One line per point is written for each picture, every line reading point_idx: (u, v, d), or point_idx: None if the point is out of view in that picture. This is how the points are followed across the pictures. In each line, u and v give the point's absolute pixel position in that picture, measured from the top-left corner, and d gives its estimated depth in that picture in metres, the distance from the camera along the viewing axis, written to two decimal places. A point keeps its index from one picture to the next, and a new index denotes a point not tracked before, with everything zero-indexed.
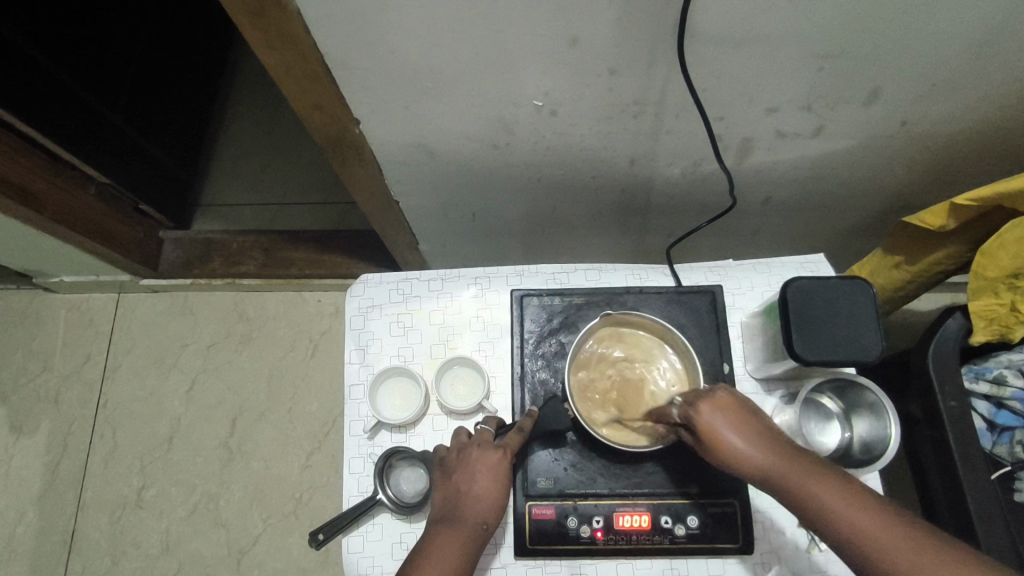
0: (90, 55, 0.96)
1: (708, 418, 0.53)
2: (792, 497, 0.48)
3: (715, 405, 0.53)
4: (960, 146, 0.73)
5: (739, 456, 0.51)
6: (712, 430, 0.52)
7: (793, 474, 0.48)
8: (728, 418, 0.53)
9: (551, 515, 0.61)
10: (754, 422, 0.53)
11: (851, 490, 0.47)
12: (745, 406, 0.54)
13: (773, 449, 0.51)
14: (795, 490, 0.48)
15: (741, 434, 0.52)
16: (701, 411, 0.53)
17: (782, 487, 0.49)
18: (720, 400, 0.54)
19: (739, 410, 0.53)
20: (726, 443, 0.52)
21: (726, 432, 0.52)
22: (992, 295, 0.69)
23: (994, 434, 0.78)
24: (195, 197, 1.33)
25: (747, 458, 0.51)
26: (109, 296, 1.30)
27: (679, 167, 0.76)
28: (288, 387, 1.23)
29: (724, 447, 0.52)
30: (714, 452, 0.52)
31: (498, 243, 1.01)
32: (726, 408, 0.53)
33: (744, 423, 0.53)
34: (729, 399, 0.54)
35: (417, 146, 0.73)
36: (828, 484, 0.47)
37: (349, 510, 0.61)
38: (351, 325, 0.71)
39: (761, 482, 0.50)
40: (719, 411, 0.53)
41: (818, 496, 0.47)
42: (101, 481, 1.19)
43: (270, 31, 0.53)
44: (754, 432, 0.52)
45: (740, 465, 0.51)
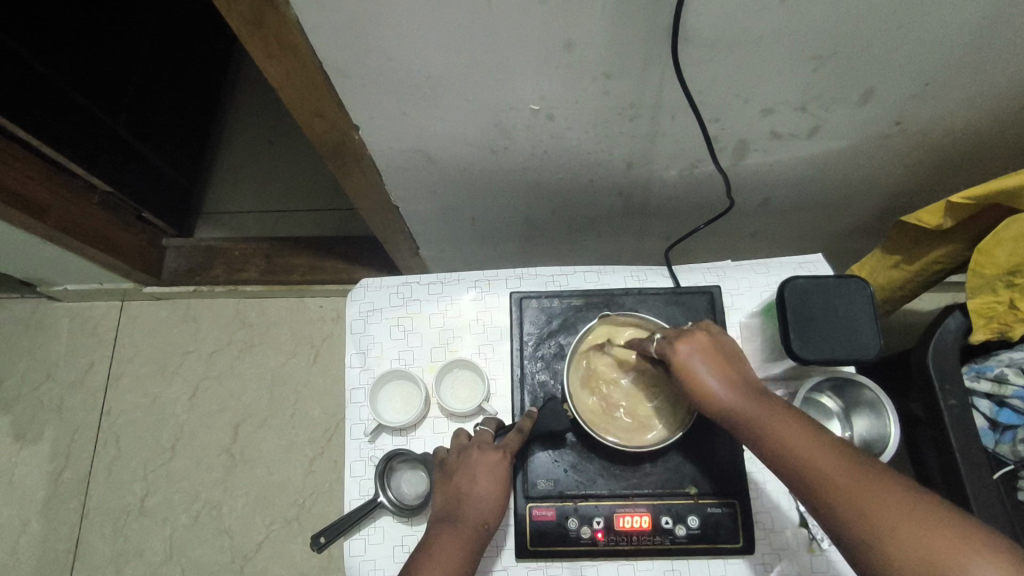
0: (91, 64, 0.97)
1: (685, 357, 0.54)
2: (759, 435, 0.49)
3: (693, 344, 0.54)
4: (955, 145, 0.73)
5: (711, 394, 0.52)
6: (686, 368, 0.53)
7: (759, 412, 0.50)
8: (703, 358, 0.53)
9: (552, 516, 0.61)
10: (728, 362, 0.54)
11: (810, 431, 0.47)
12: (726, 348, 0.55)
13: (742, 389, 0.52)
14: (761, 427, 0.49)
15: (716, 375, 0.52)
16: (680, 349, 0.54)
17: (746, 423, 0.50)
18: (698, 340, 0.54)
19: (717, 351, 0.54)
20: (700, 381, 0.53)
21: (701, 372, 0.53)
22: (990, 293, 0.69)
23: (997, 433, 0.78)
24: (197, 206, 1.34)
25: (716, 397, 0.52)
26: (112, 305, 1.31)
27: (676, 169, 0.77)
28: (290, 393, 1.23)
29: (696, 384, 0.53)
30: (688, 390, 0.54)
31: (498, 247, 1.02)
32: (704, 348, 0.54)
33: (719, 364, 0.53)
34: (710, 339, 0.55)
35: (415, 152, 0.73)
36: (789, 424, 0.48)
37: (351, 513, 0.61)
38: (351, 328, 0.71)
39: (726, 417, 0.52)
40: (697, 351, 0.54)
41: (779, 435, 0.48)
42: (105, 489, 1.19)
43: (268, 40, 0.54)
44: (729, 373, 0.53)
45: (712, 403, 0.52)
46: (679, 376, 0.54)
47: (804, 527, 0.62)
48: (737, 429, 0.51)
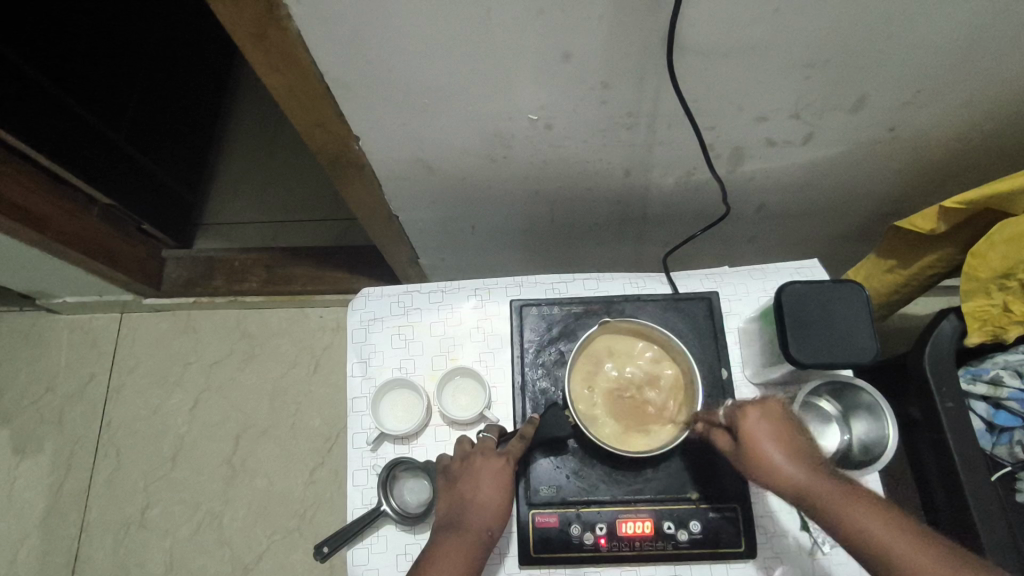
0: (92, 78, 0.97)
1: (755, 431, 0.56)
2: (833, 516, 0.51)
3: (763, 418, 0.57)
4: (948, 150, 0.74)
5: (779, 468, 0.54)
6: (755, 441, 0.55)
7: (832, 492, 0.52)
8: (771, 431, 0.56)
9: (555, 523, 0.62)
10: (797, 439, 0.56)
11: (881, 509, 0.51)
12: (791, 422, 0.57)
13: (815, 467, 0.54)
14: (835, 508, 0.52)
15: (783, 449, 0.55)
16: (749, 420, 0.56)
17: (823, 504, 0.52)
18: (766, 413, 0.57)
19: (781, 425, 0.57)
20: (768, 455, 0.55)
21: (770, 447, 0.55)
22: (984, 296, 0.70)
23: (993, 435, 0.78)
24: (197, 217, 1.34)
25: (787, 472, 0.54)
26: (112, 316, 1.31)
27: (674, 176, 0.78)
28: (291, 402, 1.23)
29: (764, 460, 0.55)
30: (752, 462, 0.55)
31: (497, 256, 1.03)
32: (772, 421, 0.57)
33: (784, 437, 0.56)
34: (776, 412, 0.57)
35: (415, 162, 0.74)
36: (863, 502, 0.51)
37: (354, 522, 0.62)
38: (352, 338, 0.72)
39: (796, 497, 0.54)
40: (765, 425, 0.56)
41: (856, 512, 0.51)
42: (105, 501, 1.19)
43: (272, 53, 0.55)
44: (795, 448, 0.55)
45: (779, 479, 0.54)
46: (746, 449, 0.56)
47: (806, 530, 0.62)
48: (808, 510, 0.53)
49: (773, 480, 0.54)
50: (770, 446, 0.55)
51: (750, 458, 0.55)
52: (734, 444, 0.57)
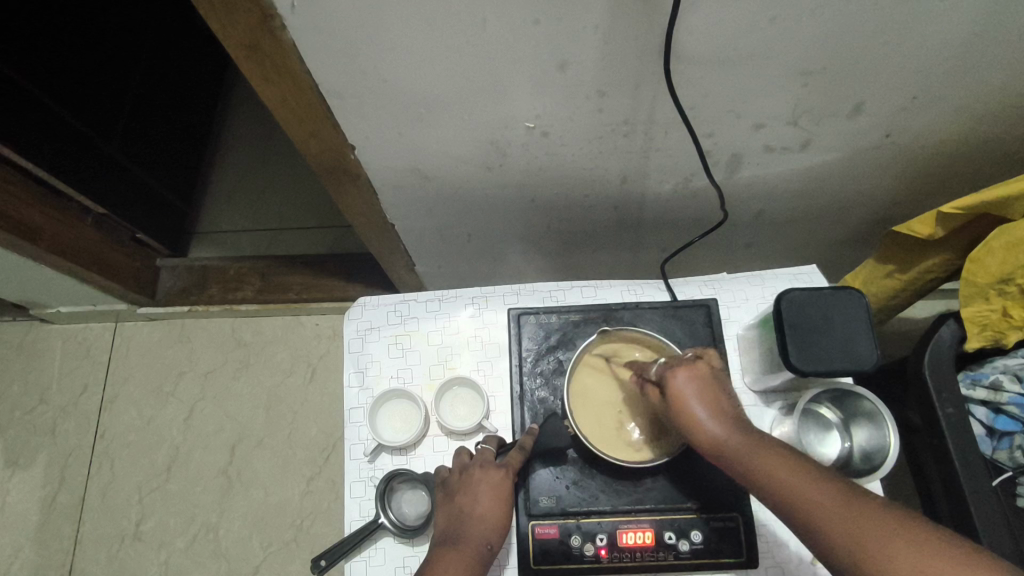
0: (85, 88, 0.97)
1: (681, 390, 0.55)
2: (749, 469, 0.50)
3: (690, 375, 0.55)
4: (944, 156, 0.74)
5: (702, 428, 0.53)
6: (682, 402, 0.54)
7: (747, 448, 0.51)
8: (700, 391, 0.54)
9: (555, 534, 0.61)
10: (721, 396, 0.55)
11: (795, 462, 0.49)
12: (714, 380, 0.56)
13: (732, 424, 0.53)
14: (751, 463, 0.50)
15: (707, 406, 0.54)
16: (673, 378, 0.55)
17: (740, 458, 0.51)
18: (696, 372, 0.55)
19: (710, 386, 0.55)
20: (694, 416, 0.53)
21: (695, 408, 0.54)
22: (983, 301, 0.70)
23: (994, 440, 0.78)
24: (191, 226, 1.33)
25: (709, 433, 0.53)
26: (107, 326, 1.30)
27: (671, 183, 0.78)
28: (287, 412, 1.22)
29: (688, 416, 0.54)
30: (679, 421, 0.54)
31: (494, 263, 1.02)
32: (700, 380, 0.55)
33: (713, 398, 0.54)
34: (705, 372, 0.56)
35: (411, 171, 0.74)
36: (783, 459, 0.49)
37: (351, 536, 0.61)
38: (349, 347, 0.71)
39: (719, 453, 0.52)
40: (691, 384, 0.55)
41: (771, 468, 0.49)
42: (99, 513, 1.17)
43: (266, 65, 0.54)
44: (717, 406, 0.54)
45: (702, 435, 0.53)
46: (671, 406, 0.55)
47: None
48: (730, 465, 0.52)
49: (695, 437, 0.53)
50: (694, 404, 0.54)
51: (678, 419, 0.54)
52: (663, 400, 0.56)
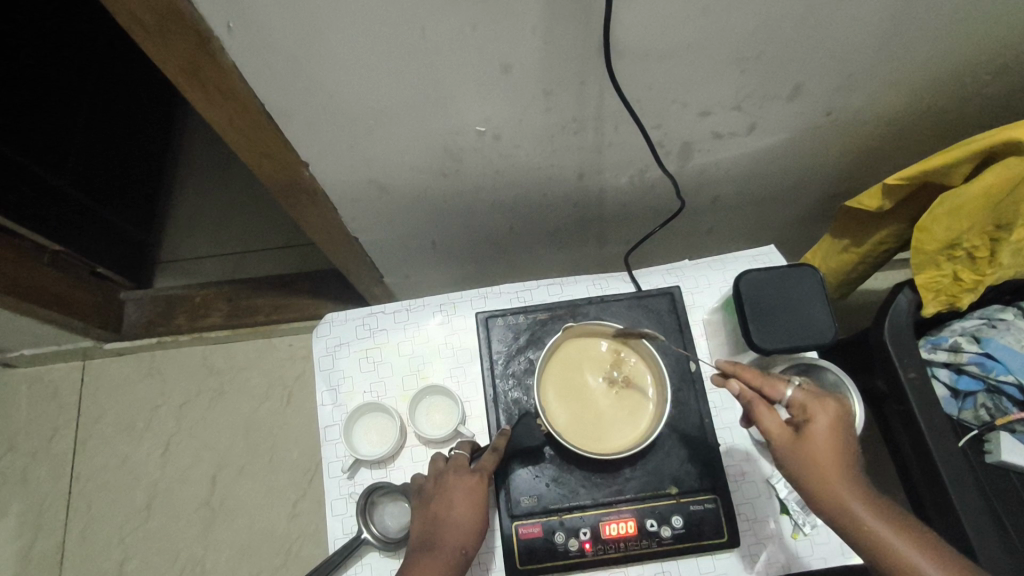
0: (31, 126, 0.95)
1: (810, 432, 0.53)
2: (868, 535, 0.50)
3: (826, 420, 0.53)
4: (886, 131, 0.77)
5: (837, 486, 0.51)
6: (810, 445, 0.52)
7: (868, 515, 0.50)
8: (833, 440, 0.53)
9: (539, 532, 0.61)
10: (847, 450, 0.53)
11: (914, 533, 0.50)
12: (842, 429, 0.54)
13: (855, 480, 0.52)
14: (872, 532, 0.50)
15: (837, 459, 0.52)
16: (815, 423, 0.53)
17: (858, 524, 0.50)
18: (830, 418, 0.54)
19: (844, 438, 0.53)
20: (822, 468, 0.52)
21: (830, 461, 0.52)
22: (935, 267, 0.72)
23: (959, 401, 0.83)
24: (154, 256, 1.31)
25: (845, 491, 0.51)
26: (73, 366, 1.27)
27: (627, 176, 0.79)
28: (267, 437, 1.21)
29: (815, 465, 0.52)
30: (803, 470, 0.52)
31: (461, 268, 1.02)
32: (832, 428, 0.53)
33: (842, 443, 0.53)
34: (836, 414, 0.54)
35: (368, 183, 0.73)
36: (903, 529, 0.50)
37: (334, 554, 0.61)
38: (319, 365, 0.71)
39: (841, 511, 0.51)
40: (825, 431, 0.53)
41: (896, 544, 0.49)
42: (80, 559, 1.14)
43: (208, 88, 0.54)
44: (846, 459, 0.52)
45: (826, 486, 0.51)
46: (799, 450, 0.53)
47: (787, 514, 0.63)
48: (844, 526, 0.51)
49: (819, 487, 0.52)
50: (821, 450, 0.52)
51: (803, 465, 0.52)
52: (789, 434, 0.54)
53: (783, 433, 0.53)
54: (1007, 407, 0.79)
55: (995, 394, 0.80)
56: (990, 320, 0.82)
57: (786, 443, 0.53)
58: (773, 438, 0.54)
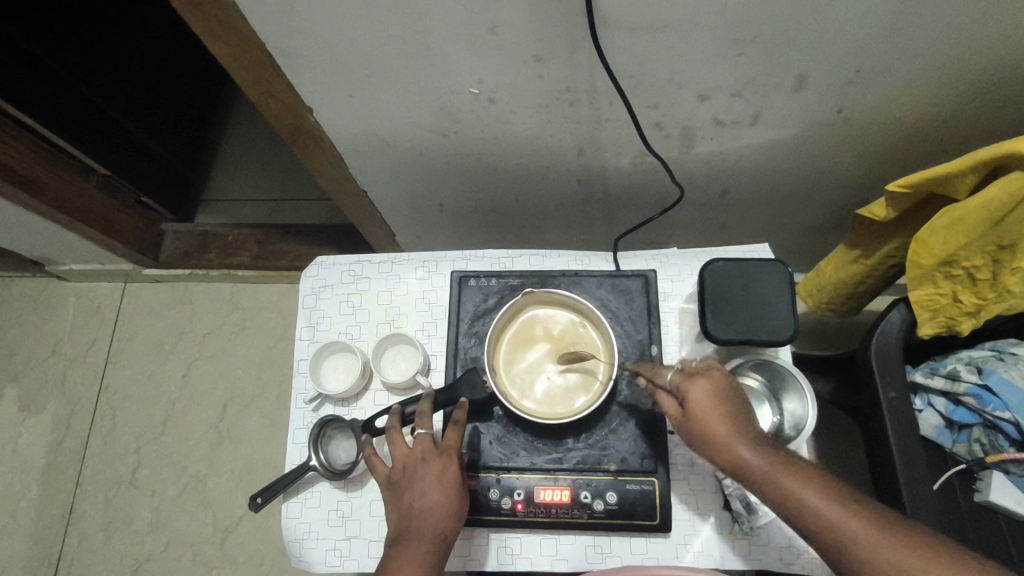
0: (92, 53, 1.02)
1: (698, 403, 0.55)
2: (765, 482, 0.51)
3: (708, 383, 0.56)
4: (906, 136, 0.73)
5: (732, 443, 0.53)
6: (699, 407, 0.55)
7: (766, 466, 0.52)
8: (718, 403, 0.55)
9: (475, 486, 0.63)
10: (737, 407, 0.55)
11: (812, 477, 0.51)
12: (725, 391, 0.56)
13: (749, 435, 0.54)
14: (769, 479, 0.51)
15: (725, 420, 0.54)
16: (697, 390, 0.55)
17: (753, 475, 0.52)
18: (713, 380, 0.56)
19: (726, 399, 0.55)
20: (713, 427, 0.54)
21: (721, 421, 0.54)
22: (931, 285, 0.68)
23: (954, 433, 0.79)
24: (198, 193, 1.40)
25: (737, 447, 0.53)
26: (116, 285, 1.38)
27: (628, 156, 0.78)
28: (277, 374, 1.28)
29: (709, 428, 0.54)
30: (698, 435, 0.55)
31: (469, 234, 1.05)
32: (718, 391, 0.56)
33: (730, 408, 0.55)
34: (721, 381, 0.57)
35: (370, 136, 0.76)
36: (800, 474, 0.51)
37: (283, 477, 0.65)
38: (303, 303, 0.75)
39: (739, 469, 0.53)
40: (709, 395, 0.55)
41: (793, 488, 0.51)
42: (100, 459, 1.26)
43: (210, 20, 0.57)
44: (736, 419, 0.54)
45: (719, 447, 0.54)
46: (691, 415, 0.55)
47: (727, 509, 0.64)
48: (746, 480, 0.53)
49: (714, 451, 0.54)
50: (714, 418, 0.54)
51: (695, 429, 0.55)
52: (678, 408, 0.57)
53: (673, 410, 0.58)
54: (1002, 445, 0.76)
55: (992, 429, 0.76)
56: (1000, 353, 0.77)
57: (677, 418, 0.57)
58: (669, 413, 0.58)
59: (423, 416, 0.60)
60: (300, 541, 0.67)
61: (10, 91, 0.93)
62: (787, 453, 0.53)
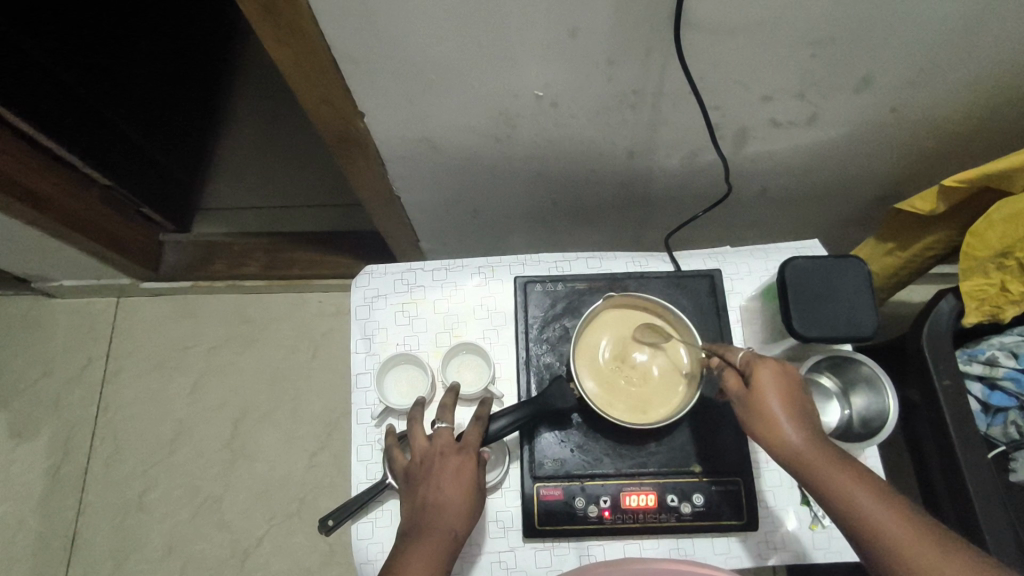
0: (98, 61, 0.98)
1: (766, 387, 0.52)
2: (820, 478, 0.49)
3: (774, 372, 0.53)
4: (948, 134, 0.75)
5: (789, 433, 0.50)
6: (763, 394, 0.52)
7: (826, 464, 0.49)
8: (783, 391, 0.52)
9: (559, 495, 0.62)
10: (801, 398, 0.52)
11: (873, 482, 0.49)
12: (790, 381, 0.53)
13: (808, 428, 0.51)
14: (825, 477, 0.49)
15: (788, 409, 0.51)
16: (762, 373, 0.53)
17: (808, 469, 0.50)
18: (780, 369, 0.53)
19: (791, 387, 0.53)
20: (773, 416, 0.51)
21: (782, 410, 0.51)
22: (982, 275, 0.71)
23: (989, 416, 0.82)
24: (195, 201, 1.34)
25: (795, 439, 0.50)
26: (110, 301, 1.31)
27: (677, 157, 0.78)
28: (291, 388, 1.23)
29: (765, 414, 0.51)
30: (755, 418, 0.52)
31: (498, 239, 1.03)
32: (786, 379, 0.53)
33: (795, 397, 0.52)
34: (790, 370, 0.54)
35: (421, 141, 0.74)
36: (860, 478, 0.49)
37: (357, 497, 0.62)
38: (356, 314, 0.72)
39: (792, 460, 0.50)
40: (775, 381, 0.52)
41: (852, 491, 0.48)
42: (104, 484, 1.19)
43: (280, 25, 0.54)
44: (799, 408, 0.52)
45: (778, 436, 0.51)
46: (749, 397, 0.53)
47: (807, 504, 0.64)
48: (796, 472, 0.51)
49: (771, 436, 0.51)
50: (776, 403, 0.52)
51: (754, 412, 0.52)
52: (738, 387, 0.54)
53: (734, 389, 0.54)
54: None
55: None
56: None
57: (736, 398, 0.54)
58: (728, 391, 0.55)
59: (446, 411, 0.61)
60: (373, 562, 0.64)
61: (24, 104, 0.88)
62: (845, 453, 0.51)
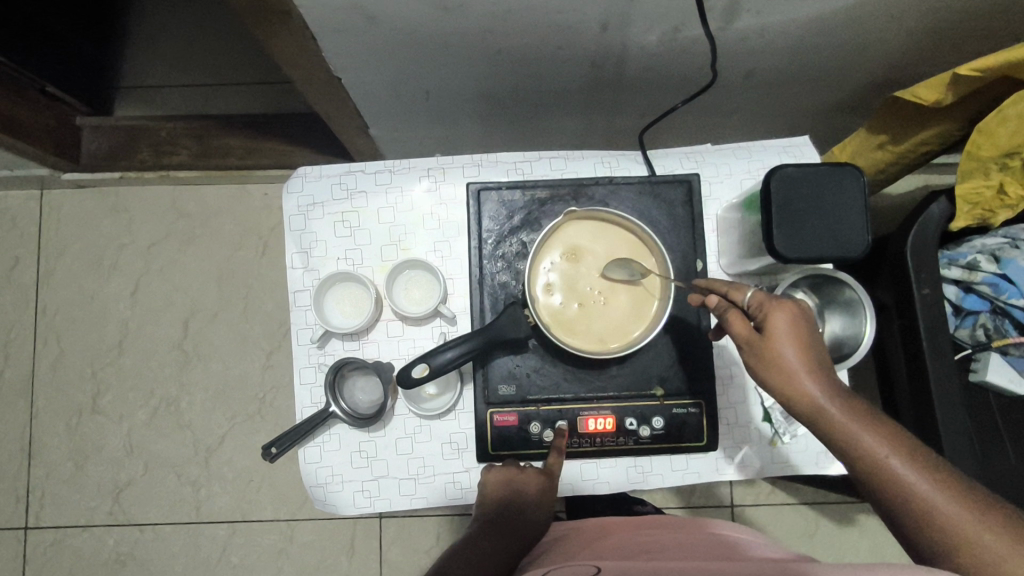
0: None
1: (781, 334, 0.47)
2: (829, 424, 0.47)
3: (792, 317, 0.47)
4: (971, 7, 0.65)
5: (803, 384, 0.47)
6: (776, 341, 0.47)
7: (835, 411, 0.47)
8: (798, 339, 0.47)
9: (514, 421, 0.60)
10: (814, 343, 0.48)
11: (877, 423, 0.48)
12: (806, 327, 0.48)
13: (822, 375, 0.47)
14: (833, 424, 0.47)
15: (804, 358, 0.47)
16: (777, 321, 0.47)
17: (818, 414, 0.47)
18: (796, 313, 0.48)
19: (807, 332, 0.48)
20: (787, 365, 0.47)
21: (798, 359, 0.47)
22: (982, 178, 0.65)
23: (959, 319, 0.79)
24: (112, 78, 1.17)
25: (808, 388, 0.47)
26: (30, 194, 1.18)
27: (657, 33, 0.67)
28: (242, 286, 1.16)
29: (778, 364, 0.47)
30: (765, 365, 0.48)
31: (455, 126, 0.92)
32: (802, 323, 0.48)
33: (810, 343, 0.47)
34: (803, 312, 0.48)
35: (351, 13, 0.61)
36: (867, 423, 0.47)
37: (302, 424, 0.59)
38: (290, 225, 0.64)
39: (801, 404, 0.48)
40: (791, 327, 0.47)
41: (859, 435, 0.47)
42: (53, 388, 1.15)
43: None
44: (813, 355, 0.47)
45: (790, 385, 0.47)
46: (760, 343, 0.48)
47: (768, 421, 0.62)
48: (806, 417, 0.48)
49: (782, 382, 0.47)
50: (793, 353, 0.47)
51: (764, 360, 0.47)
52: (747, 329, 0.49)
53: (742, 332, 0.49)
54: (1007, 330, 0.76)
55: (999, 316, 0.76)
56: (1014, 240, 0.75)
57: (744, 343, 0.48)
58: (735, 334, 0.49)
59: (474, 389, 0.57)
60: (324, 485, 0.62)
61: None
62: (854, 395, 0.49)
